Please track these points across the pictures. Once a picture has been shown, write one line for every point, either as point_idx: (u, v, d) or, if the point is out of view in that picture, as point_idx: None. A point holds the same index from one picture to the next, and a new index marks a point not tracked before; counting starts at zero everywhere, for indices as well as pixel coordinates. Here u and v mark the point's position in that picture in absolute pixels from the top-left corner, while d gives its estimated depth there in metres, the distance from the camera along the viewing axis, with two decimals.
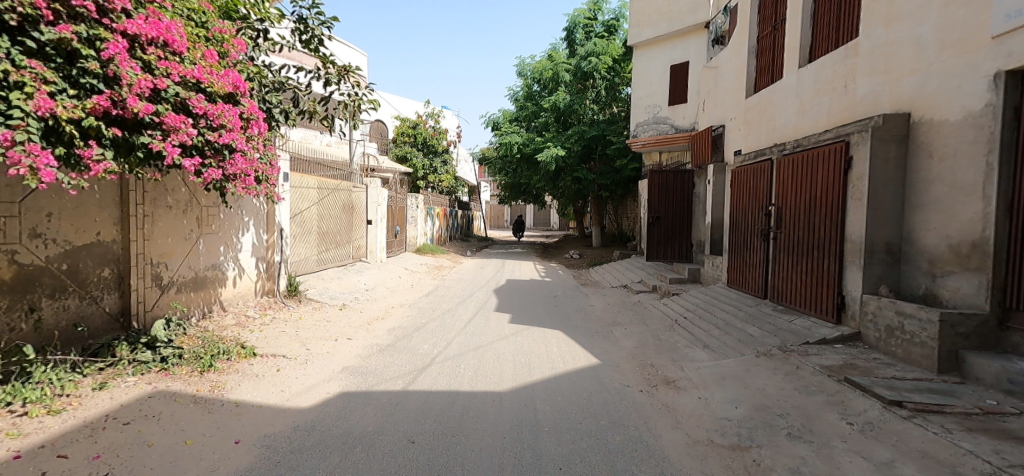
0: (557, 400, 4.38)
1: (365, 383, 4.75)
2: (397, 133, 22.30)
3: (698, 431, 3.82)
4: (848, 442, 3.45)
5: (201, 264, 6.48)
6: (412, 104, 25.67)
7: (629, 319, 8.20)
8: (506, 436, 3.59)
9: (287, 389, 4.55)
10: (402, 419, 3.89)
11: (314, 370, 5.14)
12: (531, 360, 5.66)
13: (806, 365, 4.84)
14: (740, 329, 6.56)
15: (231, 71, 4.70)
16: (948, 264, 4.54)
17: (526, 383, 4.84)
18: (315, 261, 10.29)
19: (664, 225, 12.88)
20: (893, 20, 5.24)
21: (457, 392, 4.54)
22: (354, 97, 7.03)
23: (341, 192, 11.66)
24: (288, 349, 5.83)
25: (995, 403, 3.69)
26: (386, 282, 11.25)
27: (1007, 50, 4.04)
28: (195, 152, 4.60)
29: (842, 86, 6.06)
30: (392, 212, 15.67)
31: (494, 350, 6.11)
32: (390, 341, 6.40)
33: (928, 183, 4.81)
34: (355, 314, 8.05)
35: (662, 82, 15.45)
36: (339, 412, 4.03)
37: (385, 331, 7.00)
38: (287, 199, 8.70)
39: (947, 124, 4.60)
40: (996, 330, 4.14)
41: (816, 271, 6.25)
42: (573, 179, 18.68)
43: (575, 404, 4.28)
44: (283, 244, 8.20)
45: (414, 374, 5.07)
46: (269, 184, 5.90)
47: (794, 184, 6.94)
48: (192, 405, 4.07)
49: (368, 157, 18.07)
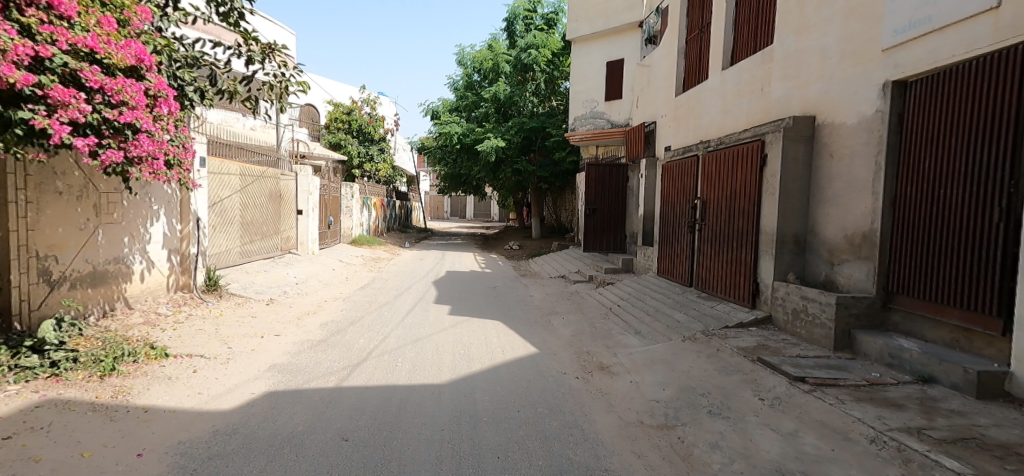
0: (496, 390, 4.47)
1: (295, 381, 4.62)
2: (330, 119, 21.55)
3: (629, 413, 4.05)
4: (760, 416, 3.79)
5: (101, 257, 5.98)
6: (347, 89, 24.85)
7: (567, 308, 8.46)
8: (443, 429, 3.64)
9: (205, 391, 4.32)
10: (336, 417, 3.83)
11: (236, 369, 4.93)
12: (471, 351, 5.72)
13: (726, 348, 5.23)
14: (669, 316, 6.96)
15: (133, 42, 4.33)
16: (845, 253, 5.08)
17: (466, 374, 4.89)
18: (238, 253, 9.79)
19: (600, 217, 13.30)
20: (803, 30, 5.72)
21: (395, 387, 4.53)
22: (281, 78, 6.65)
23: (267, 180, 11.08)
24: (207, 348, 5.52)
25: (879, 374, 4.14)
26: (319, 275, 10.88)
27: (894, 62, 4.52)
28: (89, 132, 4.25)
29: (760, 89, 6.55)
30: (325, 202, 15.16)
31: (433, 342, 6.12)
32: (323, 337, 6.23)
33: (830, 180, 5.31)
34: (285, 309, 7.76)
35: (600, 77, 15.88)
36: (265, 413, 3.89)
37: (317, 326, 6.80)
38: (205, 186, 8.18)
39: (846, 127, 5.09)
40: (881, 310, 4.67)
41: (734, 259, 6.74)
42: (513, 171, 18.84)
43: (513, 393, 4.40)
44: (200, 236, 7.75)
45: (350, 369, 4.99)
46: (181, 169, 5.59)
47: (717, 179, 7.40)
48: (91, 413, 3.78)
49: (298, 143, 17.24)
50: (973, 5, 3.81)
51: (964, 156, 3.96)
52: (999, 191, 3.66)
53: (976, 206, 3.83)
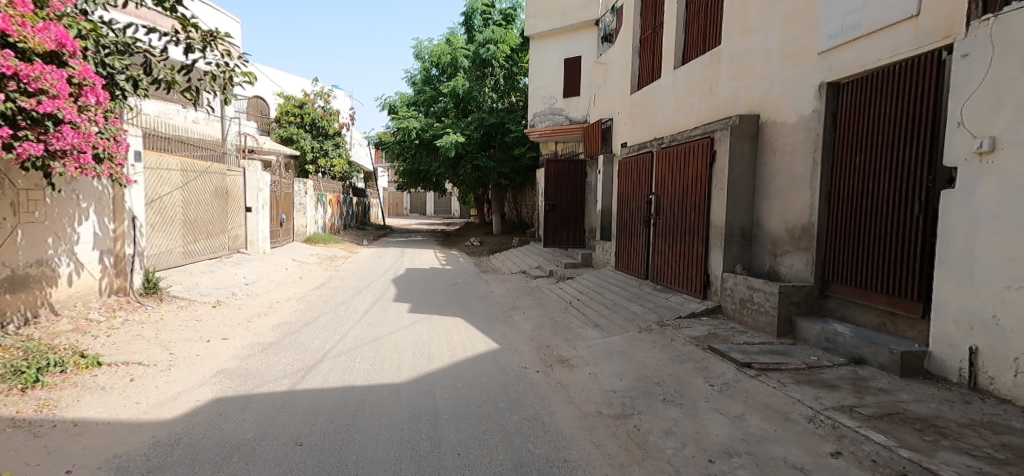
0: (456, 387, 4.48)
1: (244, 387, 4.48)
2: (281, 112, 20.79)
3: (588, 405, 4.16)
4: (710, 401, 3.97)
5: (21, 260, 5.58)
6: (299, 82, 24.10)
7: (527, 303, 8.55)
8: (403, 428, 3.62)
9: (143, 401, 4.12)
10: (289, 421, 3.74)
11: (179, 376, 4.73)
12: (431, 349, 5.71)
13: (679, 337, 5.44)
14: (626, 308, 7.16)
15: (53, 25, 4.13)
16: (787, 244, 5.39)
17: (425, 373, 4.88)
18: (181, 253, 9.38)
19: (560, 213, 13.48)
20: (748, 32, 6.00)
21: (352, 387, 4.47)
22: (225, 67, 6.30)
23: (212, 175, 10.67)
24: (146, 355, 5.28)
25: (817, 358, 4.40)
26: (271, 275, 10.54)
27: (829, 65, 4.81)
28: (4, 122, 4.01)
29: (709, 88, 6.83)
30: (276, 199, 14.67)
31: (392, 341, 6.06)
32: (274, 339, 6.06)
33: (773, 175, 5.60)
34: (234, 311, 7.49)
35: (557, 73, 16.05)
36: (211, 421, 3.75)
37: (269, 328, 6.61)
38: (142, 182, 7.78)
39: (786, 125, 5.38)
40: (819, 298, 4.98)
41: (687, 252, 7.00)
42: (474, 167, 18.75)
43: (472, 389, 4.42)
44: (136, 235, 7.37)
45: (304, 371, 4.89)
46: (113, 164, 5.40)
47: (669, 175, 7.66)
48: (12, 429, 3.53)
49: (245, 137, 16.58)
50: (896, 13, 4.11)
51: (889, 153, 4.26)
52: (919, 185, 3.96)
53: (900, 199, 4.13)
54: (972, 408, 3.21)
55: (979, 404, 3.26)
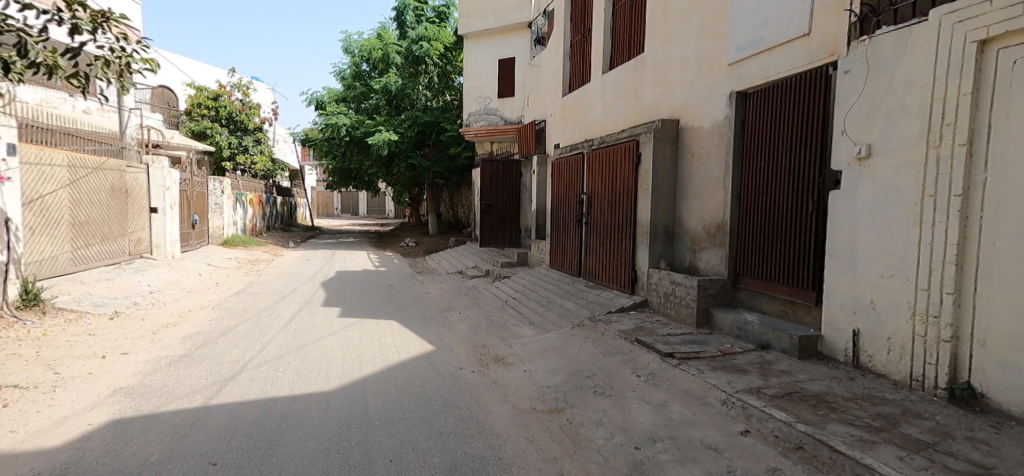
0: (389, 392, 4.42)
1: (148, 405, 4.15)
2: (191, 104, 19.34)
3: (522, 402, 4.26)
4: (636, 391, 4.19)
5: None
6: (212, 71, 22.64)
7: (463, 304, 8.56)
8: (331, 438, 3.53)
9: (21, 429, 3.70)
10: (202, 439, 3.52)
11: (66, 399, 4.30)
12: (362, 354, 5.58)
13: (608, 331, 5.68)
14: (560, 305, 7.37)
15: None
16: (705, 241, 5.80)
17: (355, 379, 4.77)
18: (69, 260, 8.53)
19: (496, 212, 13.57)
20: (668, 42, 6.38)
21: (275, 399, 4.29)
22: (121, 54, 5.21)
23: (107, 172, 9.76)
24: (24, 377, 4.75)
25: (730, 345, 4.75)
26: (180, 282, 9.82)
27: (737, 76, 5.24)
28: None
29: (634, 93, 7.19)
30: (187, 199, 13.71)
31: (320, 348, 5.86)
32: (184, 352, 5.65)
33: (692, 177, 6.01)
34: (135, 323, 6.91)
35: (492, 74, 16.13)
36: (108, 445, 3.45)
37: (177, 340, 6.16)
38: (17, 180, 7.02)
39: (703, 130, 5.79)
40: (732, 290, 5.41)
41: (616, 249, 7.32)
42: (407, 166, 18.42)
43: (404, 394, 4.38)
44: (9, 241, 6.63)
45: (219, 385, 4.62)
46: None
47: (599, 176, 7.96)
48: None
49: (148, 130, 15.35)
50: (792, 30, 4.56)
51: (787, 157, 4.70)
52: (812, 186, 4.40)
53: (797, 199, 4.57)
54: (856, 384, 3.62)
55: (861, 379, 3.68)
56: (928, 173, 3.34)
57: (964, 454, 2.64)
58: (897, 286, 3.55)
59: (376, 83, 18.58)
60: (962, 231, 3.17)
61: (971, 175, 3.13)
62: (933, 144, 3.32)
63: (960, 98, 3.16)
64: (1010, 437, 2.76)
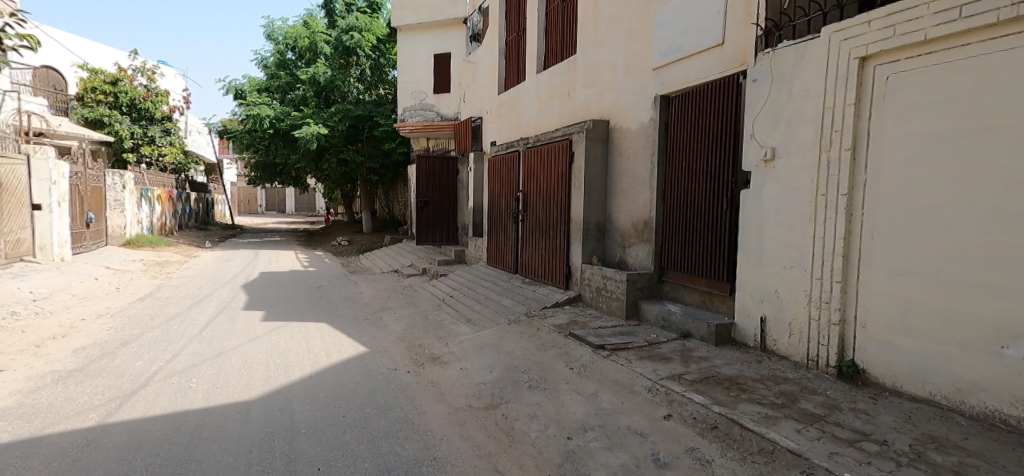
0: (317, 398, 4.29)
1: (33, 427, 3.75)
2: (84, 89, 17.62)
3: (458, 400, 4.28)
4: (569, 383, 4.35)
5: None
6: (109, 53, 20.81)
7: (399, 303, 8.43)
8: (252, 450, 3.37)
9: None
10: (100, 461, 3.24)
11: None
12: (288, 359, 5.36)
13: (543, 326, 5.82)
14: (497, 301, 7.45)
15: None
16: (633, 237, 6.10)
17: (279, 386, 4.58)
18: None
19: (432, 209, 13.42)
20: (598, 45, 6.62)
21: (187, 412, 4.03)
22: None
23: None
24: None
25: (656, 335, 5.03)
26: (72, 289, 8.91)
27: (661, 80, 5.54)
28: None
29: (567, 93, 7.39)
30: (79, 194, 12.48)
31: (241, 355, 5.56)
32: (76, 367, 5.16)
33: (622, 175, 6.29)
34: (16, 336, 6.21)
35: (427, 69, 15.91)
36: None
37: (69, 354, 5.61)
38: None
39: (631, 131, 6.07)
40: (657, 283, 5.72)
41: (551, 246, 7.50)
42: (339, 161, 17.79)
43: (333, 399, 4.26)
44: None
45: (120, 401, 4.26)
46: None
47: (534, 173, 8.12)
48: None
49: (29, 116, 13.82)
50: (708, 39, 4.90)
51: (705, 158, 5.04)
52: (726, 186, 4.75)
53: (714, 197, 4.92)
54: (763, 366, 3.97)
55: (768, 362, 4.03)
56: (821, 174, 3.73)
57: (849, 424, 2.98)
58: (796, 276, 3.92)
59: (303, 73, 17.65)
60: (847, 227, 3.57)
61: (854, 177, 3.53)
62: (825, 148, 3.71)
63: (846, 108, 3.56)
64: (886, 407, 3.15)
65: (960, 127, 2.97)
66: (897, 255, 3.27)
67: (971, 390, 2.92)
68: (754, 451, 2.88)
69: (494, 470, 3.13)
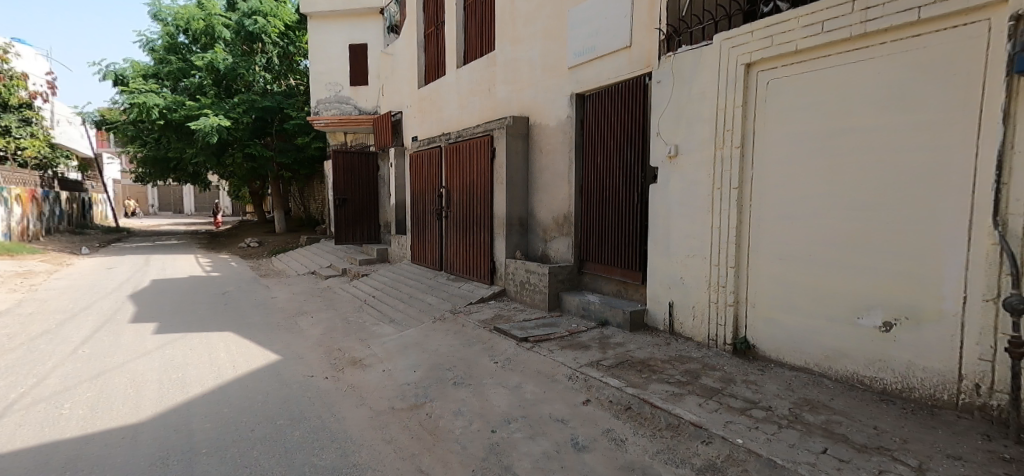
0: (221, 414, 4.01)
1: None
2: None
3: (380, 402, 4.20)
4: (494, 377, 4.43)
5: None
6: None
7: (316, 307, 8.09)
8: None
9: None
10: None
11: None
12: (188, 374, 4.97)
13: (468, 322, 5.86)
14: (421, 300, 7.38)
15: None
16: (555, 231, 6.31)
17: (177, 405, 4.23)
18: None
19: (352, 207, 12.93)
20: (516, 41, 6.73)
21: (63, 441, 3.61)
22: None
23: None
24: None
25: (577, 325, 5.25)
26: None
27: (576, 78, 5.75)
28: None
29: (487, 89, 7.45)
30: None
31: (130, 373, 5.07)
32: None
33: (542, 171, 6.47)
34: None
35: (342, 60, 15.27)
36: None
37: None
38: None
39: (550, 128, 6.26)
40: (577, 274, 5.95)
41: (475, 242, 7.55)
42: (245, 155, 16.59)
43: (240, 413, 4.01)
44: None
45: None
46: None
47: (456, 169, 8.11)
48: None
49: None
50: (617, 42, 5.16)
51: (617, 154, 5.32)
52: (636, 180, 5.05)
53: (626, 192, 5.21)
54: (671, 348, 4.29)
55: (675, 343, 4.36)
56: (716, 170, 4.09)
57: (742, 394, 3.31)
58: (697, 264, 4.28)
59: (198, 59, 16.20)
60: (739, 217, 3.95)
61: (743, 172, 3.91)
62: (719, 145, 4.07)
63: (735, 109, 3.93)
64: (771, 376, 3.55)
65: (825, 128, 3.39)
66: (778, 241, 3.70)
67: (836, 357, 3.38)
68: (662, 426, 3.13)
69: (416, 471, 3.11)
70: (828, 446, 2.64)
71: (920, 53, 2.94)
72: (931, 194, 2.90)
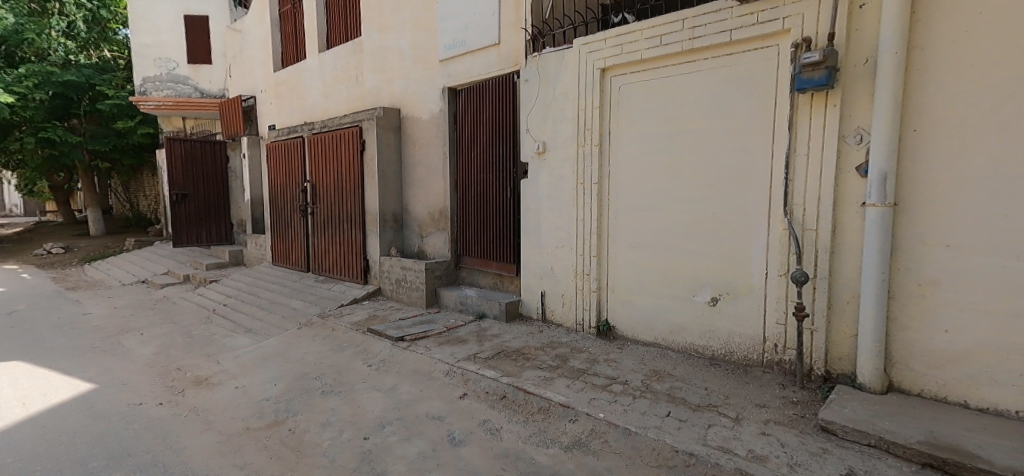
0: (14, 464, 3.33)
1: None
2: None
3: (231, 424, 3.83)
4: (367, 381, 4.33)
5: None
6: None
7: (147, 322, 7.09)
8: None
9: None
10: None
11: None
12: None
13: (339, 326, 5.63)
14: (285, 305, 6.90)
15: None
16: (430, 226, 6.32)
17: None
18: None
19: (195, 204, 11.14)
20: (384, 29, 6.53)
21: None
22: None
23: None
24: None
25: (454, 320, 5.33)
26: None
27: (448, 72, 5.77)
28: None
29: (355, 77, 7.14)
30: None
31: None
32: None
33: (416, 165, 6.43)
34: None
35: (177, 34, 13.42)
36: None
37: None
38: None
39: (423, 121, 6.22)
40: (454, 269, 6.03)
41: (345, 240, 7.23)
42: (39, 139, 13.81)
43: (41, 460, 3.37)
44: None
45: None
46: None
47: (322, 163, 7.66)
48: None
49: None
50: (487, 38, 5.28)
51: (489, 150, 5.48)
52: (509, 175, 5.24)
53: (499, 186, 5.39)
54: (544, 335, 4.58)
55: (547, 331, 4.67)
56: (579, 166, 4.41)
57: (603, 372, 3.67)
58: (565, 254, 4.60)
59: None
60: (599, 210, 4.32)
61: (602, 168, 4.29)
62: (580, 143, 4.40)
63: (594, 110, 4.27)
64: (628, 353, 3.97)
65: (666, 130, 3.85)
66: (631, 231, 4.13)
67: (678, 331, 3.89)
68: (534, 410, 3.35)
69: None
70: (670, 410, 3.05)
71: (733, 69, 3.47)
72: (743, 189, 3.46)
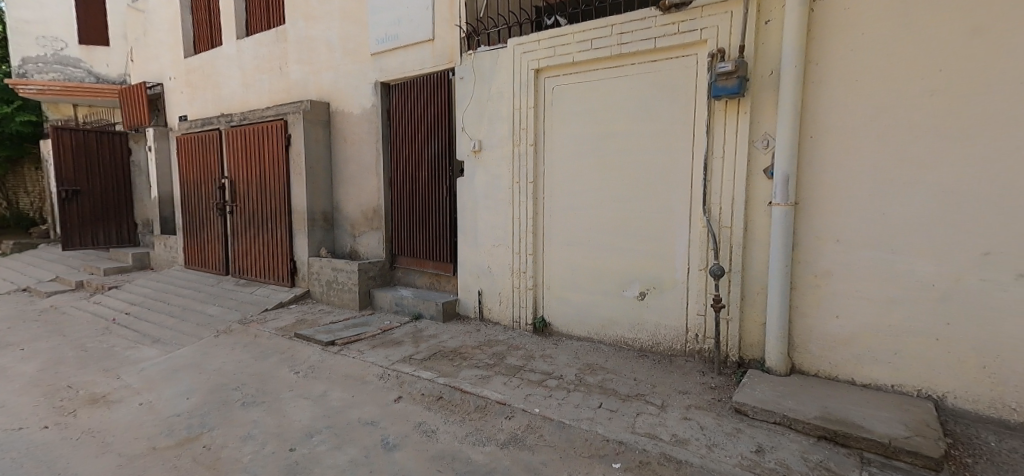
0: None
1: None
2: None
3: (133, 445, 3.49)
4: (293, 389, 4.15)
5: None
6: None
7: (31, 335, 6.32)
8: None
9: None
10: None
11: None
12: None
13: (264, 332, 5.36)
14: (200, 312, 6.44)
15: None
16: (362, 226, 6.15)
17: None
18: None
19: (90, 201, 10.13)
20: (310, 18, 6.25)
21: None
22: None
23: None
24: None
25: (389, 321, 5.24)
26: None
27: (379, 66, 5.63)
28: None
29: (278, 68, 6.77)
30: None
31: None
32: None
33: (347, 162, 6.23)
34: None
35: (65, 10, 12.05)
36: None
37: None
38: None
39: (353, 116, 6.03)
40: (389, 269, 5.92)
41: (270, 241, 6.87)
42: None
43: None
44: None
45: None
46: None
47: (243, 158, 7.22)
48: None
49: None
50: (420, 33, 5.21)
51: (424, 147, 5.41)
52: (445, 174, 5.22)
53: (434, 185, 5.35)
54: (481, 333, 4.62)
55: (484, 329, 4.71)
56: (514, 165, 4.47)
57: (540, 368, 3.77)
58: (502, 252, 4.65)
59: None
60: (535, 208, 4.41)
61: (536, 168, 4.38)
62: (515, 143, 4.46)
63: (528, 110, 4.35)
64: (563, 348, 4.10)
65: (597, 132, 4.00)
66: (565, 229, 4.26)
67: (609, 324, 4.07)
68: (471, 409, 3.39)
69: None
70: (602, 401, 3.20)
71: (658, 75, 3.67)
72: (667, 189, 3.68)
